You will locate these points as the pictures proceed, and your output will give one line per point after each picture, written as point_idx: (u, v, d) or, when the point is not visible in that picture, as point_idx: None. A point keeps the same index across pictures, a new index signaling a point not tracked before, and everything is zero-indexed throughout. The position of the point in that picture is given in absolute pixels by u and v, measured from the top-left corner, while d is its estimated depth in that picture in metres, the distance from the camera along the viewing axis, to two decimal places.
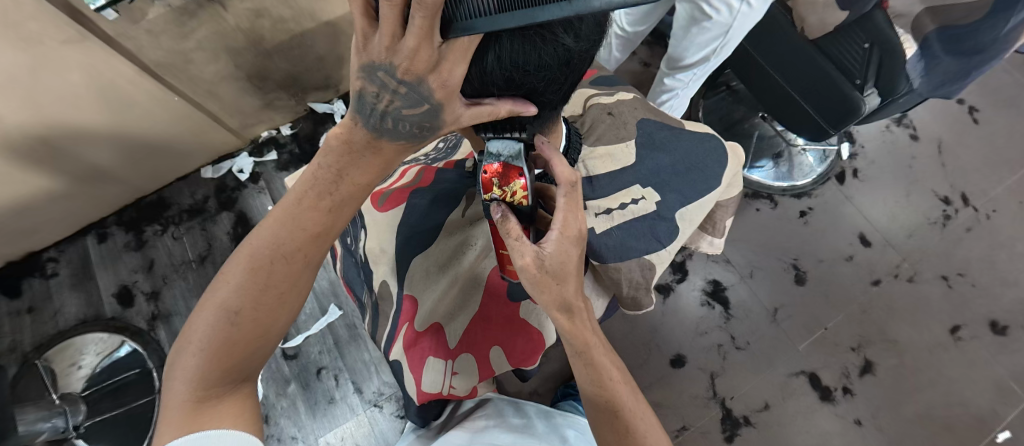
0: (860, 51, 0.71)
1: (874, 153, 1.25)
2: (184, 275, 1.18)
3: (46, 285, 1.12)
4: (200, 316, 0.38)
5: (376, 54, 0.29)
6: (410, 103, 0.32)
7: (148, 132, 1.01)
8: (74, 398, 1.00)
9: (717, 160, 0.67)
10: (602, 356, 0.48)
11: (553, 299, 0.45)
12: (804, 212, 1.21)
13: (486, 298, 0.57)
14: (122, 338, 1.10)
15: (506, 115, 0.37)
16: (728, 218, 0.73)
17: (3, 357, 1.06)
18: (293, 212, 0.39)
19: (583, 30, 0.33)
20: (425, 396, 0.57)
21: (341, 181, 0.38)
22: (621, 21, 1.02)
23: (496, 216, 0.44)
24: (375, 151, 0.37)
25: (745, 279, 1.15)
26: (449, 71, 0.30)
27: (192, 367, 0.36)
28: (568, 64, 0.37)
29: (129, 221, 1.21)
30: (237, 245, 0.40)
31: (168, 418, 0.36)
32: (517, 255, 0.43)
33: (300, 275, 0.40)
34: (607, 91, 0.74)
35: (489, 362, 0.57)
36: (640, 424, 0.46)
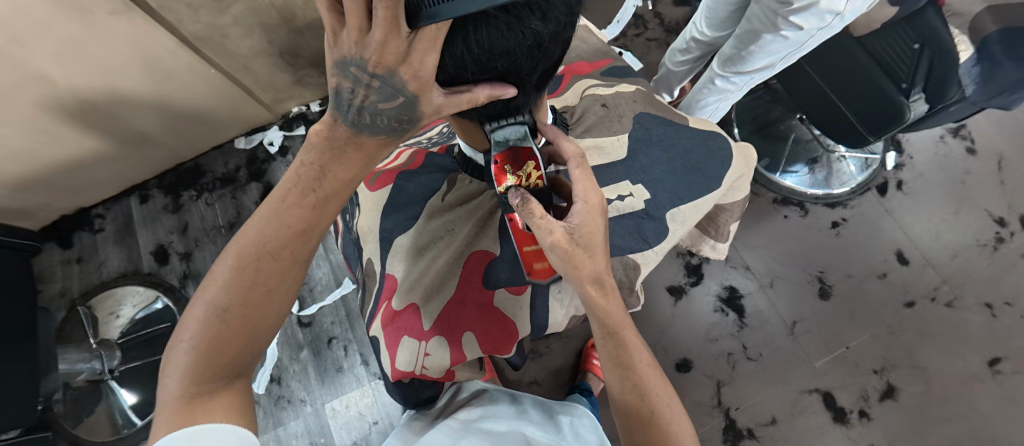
0: (910, 53, 0.65)
1: (922, 165, 1.16)
2: (213, 239, 1.25)
3: (93, 238, 1.22)
4: (190, 316, 0.40)
5: (346, 49, 0.33)
6: (384, 97, 0.35)
7: (189, 103, 1.07)
8: (111, 344, 1.10)
9: (720, 161, 0.64)
10: (632, 337, 0.50)
11: (589, 271, 0.45)
12: (837, 222, 1.14)
13: (462, 284, 0.58)
14: (157, 293, 1.18)
15: (485, 101, 0.38)
16: (733, 221, 0.71)
17: (54, 301, 1.16)
18: (279, 210, 0.42)
19: (551, 11, 0.32)
20: (399, 374, 0.57)
21: (324, 178, 0.42)
22: (699, 24, 0.86)
23: (517, 202, 0.43)
24: (357, 146, 0.41)
25: (764, 289, 1.10)
26: (418, 62, 0.32)
27: (184, 364, 0.38)
28: (539, 47, 0.36)
29: (169, 185, 1.28)
30: (225, 244, 0.43)
31: (164, 416, 0.37)
32: (545, 236, 0.43)
33: (287, 270, 0.43)
34: (607, 82, 0.72)
35: (461, 347, 0.56)
36: (669, 411, 0.48)
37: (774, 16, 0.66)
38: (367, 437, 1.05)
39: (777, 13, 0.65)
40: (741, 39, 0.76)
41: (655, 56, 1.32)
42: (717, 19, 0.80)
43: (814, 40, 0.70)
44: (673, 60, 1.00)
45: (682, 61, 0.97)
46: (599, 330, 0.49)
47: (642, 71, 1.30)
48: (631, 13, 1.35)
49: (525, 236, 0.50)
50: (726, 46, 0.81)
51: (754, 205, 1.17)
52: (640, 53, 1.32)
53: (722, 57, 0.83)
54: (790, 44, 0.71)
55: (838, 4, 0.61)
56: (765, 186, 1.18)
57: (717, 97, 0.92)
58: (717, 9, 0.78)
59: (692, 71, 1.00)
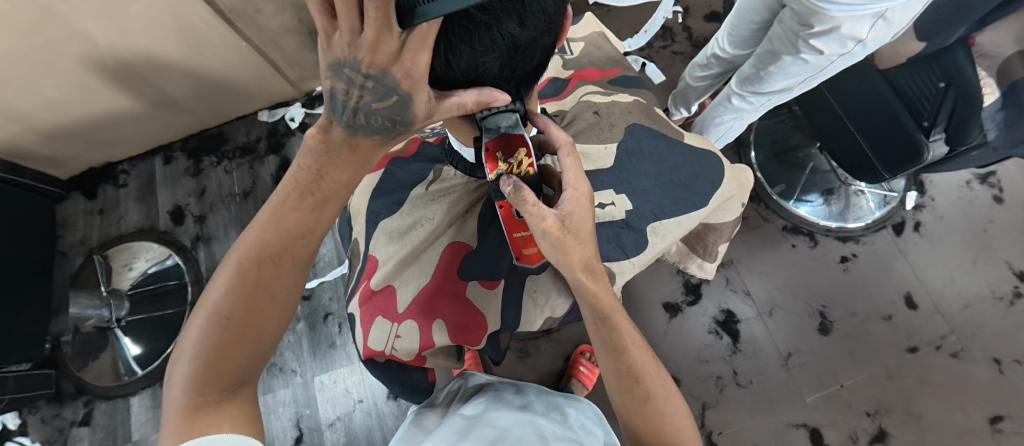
0: (936, 92, 0.65)
1: (944, 208, 1.12)
2: (227, 206, 1.28)
3: (116, 193, 1.28)
4: (191, 326, 0.41)
5: (339, 52, 0.34)
6: (378, 96, 0.37)
7: (218, 72, 1.11)
8: (120, 294, 1.15)
9: (710, 180, 0.64)
10: (623, 321, 0.50)
11: (578, 260, 0.47)
12: (846, 257, 1.11)
13: (437, 272, 0.62)
14: (169, 252, 1.22)
15: (473, 105, 0.39)
16: (722, 242, 0.70)
17: (74, 247, 1.22)
18: (278, 215, 0.44)
19: (527, 16, 0.34)
20: (370, 352, 0.60)
21: (322, 180, 0.44)
22: (722, 41, 0.85)
23: (509, 189, 0.43)
24: (353, 147, 0.43)
25: (763, 317, 1.08)
26: (410, 61, 0.34)
27: (187, 374, 0.38)
28: (516, 51, 0.37)
29: (192, 149, 1.33)
30: (225, 254, 0.44)
31: (169, 431, 0.37)
32: (536, 222, 0.43)
33: (289, 273, 0.44)
34: (607, 90, 0.73)
35: (430, 332, 0.58)
36: (663, 393, 0.48)
37: (796, 38, 0.65)
38: (350, 414, 1.07)
39: (798, 35, 0.64)
40: (761, 59, 0.74)
41: (679, 69, 1.30)
42: (739, 37, 0.80)
43: (835, 67, 0.69)
44: (692, 74, 0.98)
45: (701, 76, 0.96)
46: (589, 316, 0.50)
47: (663, 84, 1.29)
48: (660, 24, 1.34)
49: (516, 224, 0.51)
50: (745, 65, 0.80)
51: (763, 231, 1.15)
52: (664, 66, 1.31)
53: (741, 76, 0.82)
54: (810, 68, 0.69)
55: (860, 31, 0.60)
56: (777, 213, 1.15)
57: (732, 116, 0.90)
58: (740, 27, 0.77)
59: (711, 87, 0.99)
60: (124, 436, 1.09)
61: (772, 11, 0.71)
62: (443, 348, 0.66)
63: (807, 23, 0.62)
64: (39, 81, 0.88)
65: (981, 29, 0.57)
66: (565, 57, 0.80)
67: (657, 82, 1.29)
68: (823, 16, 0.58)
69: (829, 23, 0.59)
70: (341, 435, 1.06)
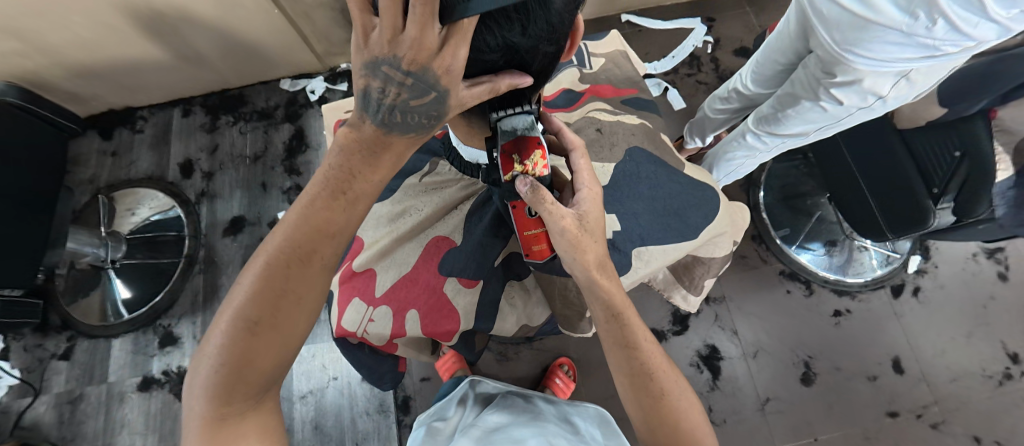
0: (947, 159, 0.65)
1: (945, 277, 1.10)
2: (236, 167, 1.30)
3: (131, 137, 1.30)
4: (216, 329, 0.40)
5: (377, 50, 0.34)
6: (416, 93, 0.36)
7: (247, 35, 1.12)
8: (119, 237, 1.17)
9: (702, 213, 0.64)
10: (634, 319, 0.50)
11: (592, 260, 0.49)
12: (839, 312, 1.10)
13: (419, 262, 0.63)
14: (173, 203, 1.24)
15: (506, 89, 0.40)
16: (709, 276, 0.70)
17: (83, 184, 1.25)
18: (307, 214, 0.41)
19: (531, 28, 0.34)
20: (342, 331, 0.61)
21: (355, 179, 0.42)
22: (745, 77, 0.84)
23: (526, 188, 0.46)
24: (384, 145, 0.41)
25: (747, 358, 1.07)
26: (451, 56, 0.33)
27: (208, 385, 0.38)
28: (516, 53, 0.37)
29: (211, 106, 1.35)
30: (252, 253, 0.42)
31: (196, 438, 0.37)
32: (556, 220, 0.46)
33: (317, 276, 0.42)
34: (616, 109, 0.73)
35: (403, 320, 0.60)
36: (678, 390, 0.48)
37: (816, 85, 0.65)
38: (322, 390, 1.07)
39: (820, 83, 0.64)
40: (781, 100, 0.74)
41: (701, 98, 1.29)
42: (762, 75, 0.79)
43: (851, 119, 0.69)
44: (712, 106, 0.98)
45: (720, 109, 0.95)
46: (602, 314, 0.49)
47: (682, 111, 1.28)
48: (688, 51, 1.34)
49: (526, 221, 0.51)
50: (765, 104, 0.79)
51: (760, 272, 1.14)
52: (686, 93, 1.30)
53: (759, 114, 0.81)
54: (828, 116, 0.69)
55: (881, 87, 0.61)
56: (777, 256, 1.14)
57: (744, 154, 0.90)
58: (764, 66, 0.77)
59: (728, 121, 0.98)
60: (100, 376, 1.11)
61: (797, 55, 0.71)
62: (417, 340, 0.66)
63: (830, 71, 0.62)
64: (70, 18, 0.90)
65: (1004, 104, 0.58)
66: (584, 70, 0.80)
67: (677, 108, 1.29)
68: (847, 66, 0.58)
69: (852, 75, 0.59)
70: (310, 409, 1.06)
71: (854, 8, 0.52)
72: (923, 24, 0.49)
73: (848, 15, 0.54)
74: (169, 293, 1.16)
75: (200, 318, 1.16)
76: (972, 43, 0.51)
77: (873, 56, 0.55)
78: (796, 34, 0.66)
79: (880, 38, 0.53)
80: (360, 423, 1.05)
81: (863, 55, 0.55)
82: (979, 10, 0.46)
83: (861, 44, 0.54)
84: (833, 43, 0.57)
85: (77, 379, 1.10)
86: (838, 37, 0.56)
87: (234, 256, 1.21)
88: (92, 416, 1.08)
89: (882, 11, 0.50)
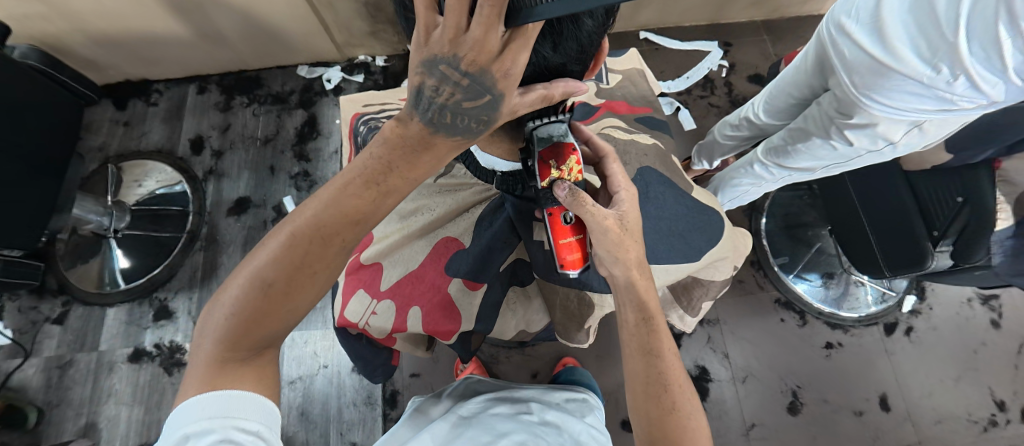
0: (949, 204, 0.65)
1: (939, 319, 1.11)
2: (246, 147, 1.30)
3: (145, 109, 1.31)
4: (232, 282, 0.40)
5: (438, 48, 0.33)
6: (471, 95, 0.36)
7: (270, 18, 1.13)
8: (124, 208, 1.17)
9: (706, 237, 0.66)
10: (664, 327, 0.51)
11: (634, 257, 0.51)
12: (831, 344, 1.10)
13: (426, 262, 0.65)
14: (180, 178, 1.25)
15: (559, 97, 0.40)
16: (707, 299, 0.71)
17: (93, 151, 1.26)
18: (340, 197, 0.41)
19: (562, 43, 0.36)
20: (344, 321, 0.62)
21: (389, 173, 0.42)
22: (757, 107, 0.85)
23: (566, 192, 0.48)
24: (427, 145, 0.41)
25: (735, 382, 1.08)
26: (512, 59, 0.33)
27: (219, 330, 0.39)
28: (545, 70, 0.39)
29: (227, 85, 1.36)
30: (279, 221, 0.42)
31: (195, 377, 0.38)
32: (601, 220, 0.49)
33: (334, 256, 0.42)
34: (630, 128, 0.74)
35: (406, 317, 0.61)
36: (690, 406, 0.48)
37: (829, 124, 0.66)
38: (311, 377, 1.08)
39: (834, 122, 0.65)
40: (791, 135, 0.75)
41: (713, 121, 1.30)
42: (775, 107, 0.80)
43: (860, 161, 0.71)
44: (721, 132, 0.98)
45: (730, 135, 0.96)
46: (633, 315, 0.51)
47: (692, 132, 1.30)
48: (703, 74, 1.35)
49: (563, 229, 0.52)
50: (775, 135, 0.79)
51: (755, 298, 1.15)
52: (697, 115, 1.32)
53: (768, 144, 0.81)
54: (837, 155, 0.71)
55: (893, 133, 0.62)
56: (773, 284, 1.15)
57: (751, 181, 0.90)
58: (777, 97, 0.78)
59: (737, 148, 0.99)
60: (92, 343, 1.11)
61: (812, 91, 0.72)
62: (415, 336, 0.67)
63: (845, 112, 0.63)
64: None
65: (1009, 155, 0.61)
66: (600, 85, 0.81)
67: (687, 128, 1.30)
68: (862, 110, 0.60)
69: (868, 117, 0.61)
70: (298, 395, 1.06)
71: (875, 53, 0.53)
72: (945, 78, 0.50)
73: (867, 58, 0.55)
74: (168, 267, 1.17)
75: (196, 294, 1.16)
76: (987, 102, 0.53)
77: (889, 103, 0.56)
78: (813, 68, 0.68)
79: (899, 86, 0.54)
80: (346, 414, 1.05)
81: (879, 100, 0.56)
82: (999, 71, 0.47)
83: (879, 90, 0.55)
84: (851, 86, 0.58)
85: (69, 345, 1.11)
86: (857, 81, 0.57)
87: (235, 236, 1.22)
88: (80, 383, 1.08)
89: (904, 60, 0.51)
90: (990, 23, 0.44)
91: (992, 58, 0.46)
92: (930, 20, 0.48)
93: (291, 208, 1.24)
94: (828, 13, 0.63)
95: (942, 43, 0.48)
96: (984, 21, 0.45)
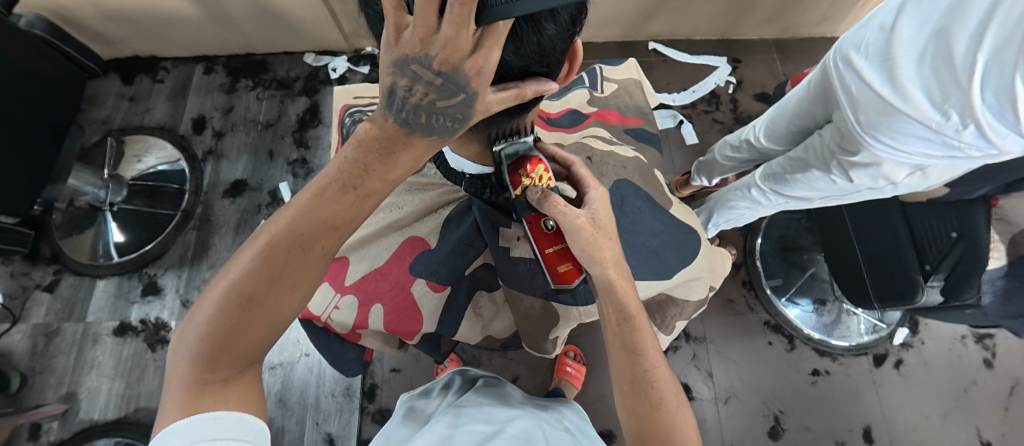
0: (944, 239, 0.65)
1: (930, 354, 1.09)
2: (247, 130, 1.31)
3: (151, 86, 1.32)
4: (207, 299, 0.40)
5: (409, 48, 0.32)
6: (444, 94, 0.35)
7: (279, 5, 1.13)
8: (121, 182, 1.18)
9: (680, 256, 0.67)
10: (644, 324, 0.51)
11: (610, 257, 0.51)
12: (817, 371, 1.09)
13: (391, 261, 0.68)
14: (179, 156, 1.25)
15: (531, 95, 0.40)
16: (681, 318, 0.69)
17: (96, 124, 1.27)
18: (318, 202, 0.41)
19: (523, 47, 0.35)
20: (308, 314, 0.66)
21: (367, 176, 0.42)
22: (757, 130, 0.83)
23: (538, 196, 0.48)
24: (405, 145, 0.41)
25: (717, 402, 1.06)
26: (484, 57, 0.33)
27: (195, 349, 0.38)
28: (504, 70, 0.38)
29: (234, 67, 1.36)
30: (253, 232, 0.42)
31: (171, 403, 0.36)
32: (573, 219, 0.48)
33: (315, 262, 0.42)
34: (612, 139, 0.74)
35: (367, 312, 0.64)
36: (676, 402, 0.48)
37: (830, 158, 0.65)
38: (292, 365, 1.08)
39: (835, 157, 0.63)
40: (790, 163, 0.73)
41: (715, 137, 1.29)
42: (776, 132, 0.79)
43: (862, 194, 0.69)
44: (721, 152, 0.97)
45: (730, 156, 0.94)
46: (614, 316, 0.50)
47: (694, 146, 1.28)
48: (709, 88, 1.34)
49: (546, 238, 0.52)
50: (774, 160, 0.77)
51: (744, 319, 1.14)
52: (700, 129, 1.30)
53: (766, 169, 0.79)
54: (837, 188, 0.69)
55: (896, 174, 0.61)
56: (764, 306, 1.14)
57: (747, 204, 0.89)
58: (778, 120, 0.77)
59: (737, 168, 0.98)
60: (79, 314, 1.12)
61: (816, 122, 0.71)
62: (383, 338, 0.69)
63: (848, 148, 0.61)
64: None
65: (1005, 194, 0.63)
66: (594, 93, 0.81)
67: (688, 143, 1.28)
68: (865, 148, 0.58)
69: (871, 158, 0.59)
70: (278, 381, 1.06)
71: (885, 94, 0.52)
72: (954, 126, 0.49)
73: (875, 98, 0.53)
74: (161, 243, 1.17)
75: (186, 273, 1.17)
76: (995, 152, 0.51)
77: (894, 143, 0.55)
78: (815, 93, 0.66)
79: (905, 128, 0.52)
80: (323, 403, 1.05)
81: (884, 141, 0.55)
82: (1010, 125, 0.45)
83: (886, 132, 0.54)
84: (855, 124, 0.56)
85: (57, 313, 1.11)
86: (861, 119, 0.55)
87: (229, 218, 1.22)
88: (64, 353, 1.08)
89: (912, 101, 0.50)
90: (1007, 74, 0.42)
91: (1003, 111, 0.44)
92: (944, 64, 0.47)
93: (286, 194, 1.25)
94: (837, 42, 0.62)
95: (955, 88, 0.46)
96: (1001, 71, 0.43)
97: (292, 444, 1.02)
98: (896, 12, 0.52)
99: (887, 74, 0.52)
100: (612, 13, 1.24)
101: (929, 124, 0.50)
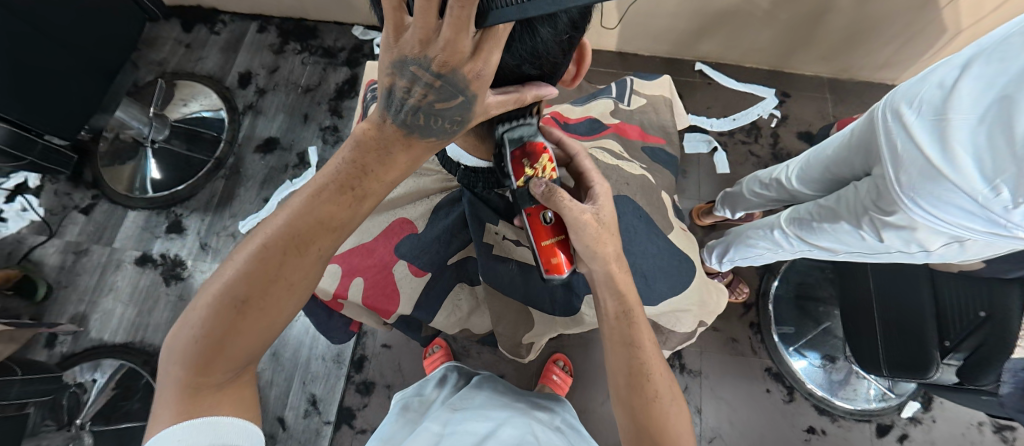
0: (970, 317, 0.63)
1: (939, 434, 1.02)
2: (288, 92, 1.35)
3: (207, 36, 1.39)
4: (202, 298, 0.40)
5: (410, 49, 0.33)
6: (443, 97, 0.36)
7: None
8: (165, 121, 1.22)
9: (670, 287, 0.66)
10: (642, 319, 0.51)
11: (611, 252, 0.50)
12: (813, 429, 1.04)
13: (381, 240, 0.69)
14: (220, 107, 1.31)
15: (531, 100, 0.41)
16: (666, 348, 0.70)
17: (152, 65, 1.35)
18: (313, 204, 0.41)
19: (517, 47, 0.36)
20: None
21: (365, 176, 0.42)
22: (790, 171, 0.79)
23: (542, 190, 0.47)
24: (404, 146, 0.41)
25: (701, 440, 1.03)
26: (484, 60, 0.33)
27: (188, 354, 0.38)
28: (501, 70, 0.39)
29: (285, 30, 1.41)
30: (250, 232, 0.42)
31: (166, 410, 0.38)
32: (578, 215, 0.47)
33: (311, 265, 0.42)
34: (620, 153, 0.73)
35: (348, 285, 0.66)
36: (669, 395, 0.48)
37: (863, 213, 0.61)
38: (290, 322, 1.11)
39: (868, 212, 0.60)
40: (819, 210, 0.68)
41: (747, 170, 1.24)
42: (808, 176, 0.75)
43: (890, 256, 0.65)
44: (750, 188, 0.93)
45: (757, 193, 0.90)
46: (613, 308, 0.50)
47: (723, 176, 1.24)
48: (750, 119, 1.29)
49: (543, 231, 0.51)
50: (802, 205, 0.73)
51: (745, 361, 1.09)
52: (733, 159, 1.26)
53: (793, 212, 0.74)
54: (866, 245, 0.65)
55: (932, 242, 0.57)
56: (768, 352, 1.09)
57: (766, 245, 0.84)
58: (815, 165, 0.72)
59: (763, 206, 0.94)
60: (108, 239, 1.19)
61: (854, 174, 0.66)
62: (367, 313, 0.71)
63: (884, 207, 0.57)
64: None
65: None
66: (620, 104, 0.79)
67: (719, 172, 1.24)
68: (902, 209, 0.54)
69: (908, 219, 0.56)
70: None
71: (931, 155, 0.48)
72: (1002, 203, 0.45)
73: (922, 159, 0.50)
74: (192, 186, 1.23)
75: (208, 217, 1.22)
76: None
77: (933, 210, 0.51)
78: (859, 144, 0.63)
79: (948, 196, 0.49)
80: (313, 365, 1.08)
81: (922, 206, 0.51)
82: None
83: (926, 197, 0.50)
84: (894, 182, 0.53)
85: (89, 234, 1.19)
86: (903, 178, 0.52)
87: (257, 173, 1.27)
88: (89, 272, 1.16)
89: (959, 168, 0.46)
90: None
91: None
92: (1004, 134, 0.43)
93: (313, 158, 1.28)
94: (893, 91, 0.57)
95: (1010, 164, 0.43)
96: None
97: (277, 399, 1.05)
98: (960, 70, 0.48)
99: (938, 135, 0.48)
100: (662, 28, 1.21)
101: (975, 196, 0.46)
